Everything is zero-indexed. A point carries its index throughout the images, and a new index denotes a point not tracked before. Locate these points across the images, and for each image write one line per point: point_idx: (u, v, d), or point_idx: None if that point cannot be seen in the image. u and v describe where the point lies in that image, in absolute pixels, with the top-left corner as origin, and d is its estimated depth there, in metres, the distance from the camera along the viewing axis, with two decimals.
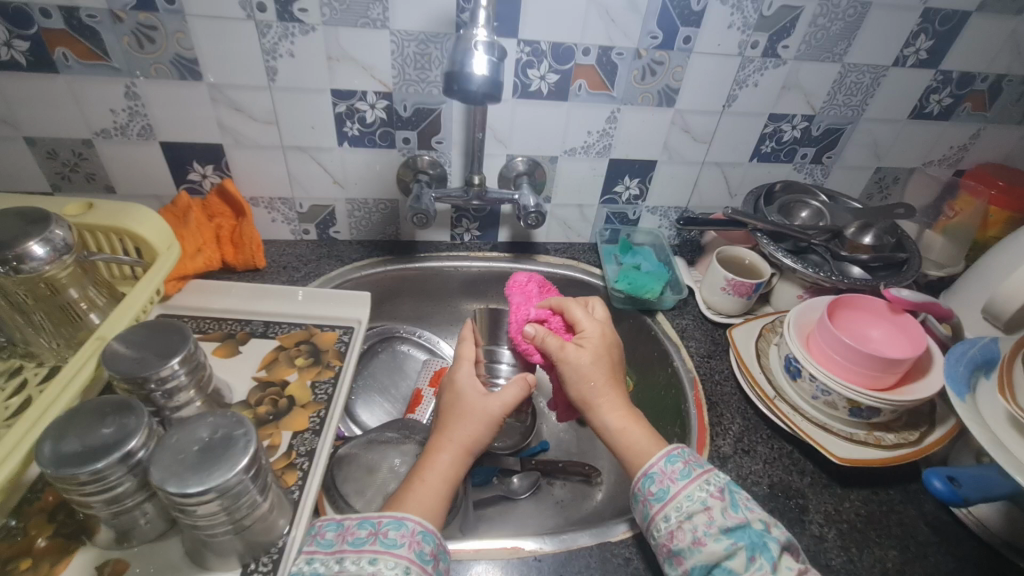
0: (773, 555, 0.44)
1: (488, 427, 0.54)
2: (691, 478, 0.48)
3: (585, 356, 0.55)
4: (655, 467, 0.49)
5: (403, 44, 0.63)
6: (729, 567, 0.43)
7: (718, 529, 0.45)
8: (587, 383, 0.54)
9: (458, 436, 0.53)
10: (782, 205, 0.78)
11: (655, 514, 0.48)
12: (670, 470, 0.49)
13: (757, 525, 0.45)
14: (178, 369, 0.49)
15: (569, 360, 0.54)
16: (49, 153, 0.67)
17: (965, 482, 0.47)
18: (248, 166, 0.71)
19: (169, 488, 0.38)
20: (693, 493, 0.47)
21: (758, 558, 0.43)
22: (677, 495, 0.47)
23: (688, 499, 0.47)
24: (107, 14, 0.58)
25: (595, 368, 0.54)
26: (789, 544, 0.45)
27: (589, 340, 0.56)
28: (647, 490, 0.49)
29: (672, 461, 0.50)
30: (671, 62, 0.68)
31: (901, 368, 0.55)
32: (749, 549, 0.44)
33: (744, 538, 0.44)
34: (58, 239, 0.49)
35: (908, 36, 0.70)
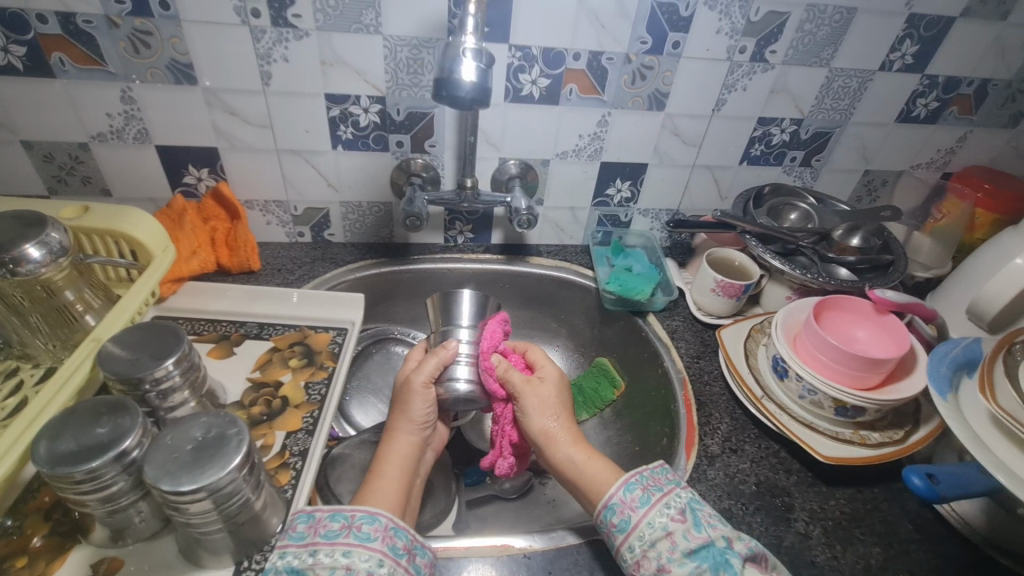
0: (737, 572, 0.44)
1: (422, 399, 0.56)
2: (651, 503, 0.48)
3: (545, 391, 0.59)
4: (615, 497, 0.49)
5: (396, 49, 0.64)
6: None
7: (681, 552, 0.45)
8: (545, 421, 0.57)
9: (402, 415, 0.56)
10: (771, 208, 0.79)
11: (620, 543, 0.48)
12: (630, 498, 0.49)
13: (719, 543, 0.46)
14: (173, 369, 0.50)
15: (531, 392, 0.58)
16: (46, 157, 0.68)
17: (943, 479, 0.48)
18: (242, 169, 0.72)
19: (163, 486, 0.39)
20: (655, 518, 0.47)
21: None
22: (638, 523, 0.47)
23: (649, 527, 0.47)
24: (103, 19, 0.59)
25: (557, 404, 0.58)
26: (755, 556, 0.46)
27: (550, 379, 0.60)
28: (610, 519, 0.49)
29: (631, 488, 0.50)
30: (660, 66, 0.69)
31: (886, 368, 0.56)
32: (714, 570, 0.44)
33: (708, 559, 0.44)
34: (54, 242, 0.50)
35: (894, 41, 0.71)
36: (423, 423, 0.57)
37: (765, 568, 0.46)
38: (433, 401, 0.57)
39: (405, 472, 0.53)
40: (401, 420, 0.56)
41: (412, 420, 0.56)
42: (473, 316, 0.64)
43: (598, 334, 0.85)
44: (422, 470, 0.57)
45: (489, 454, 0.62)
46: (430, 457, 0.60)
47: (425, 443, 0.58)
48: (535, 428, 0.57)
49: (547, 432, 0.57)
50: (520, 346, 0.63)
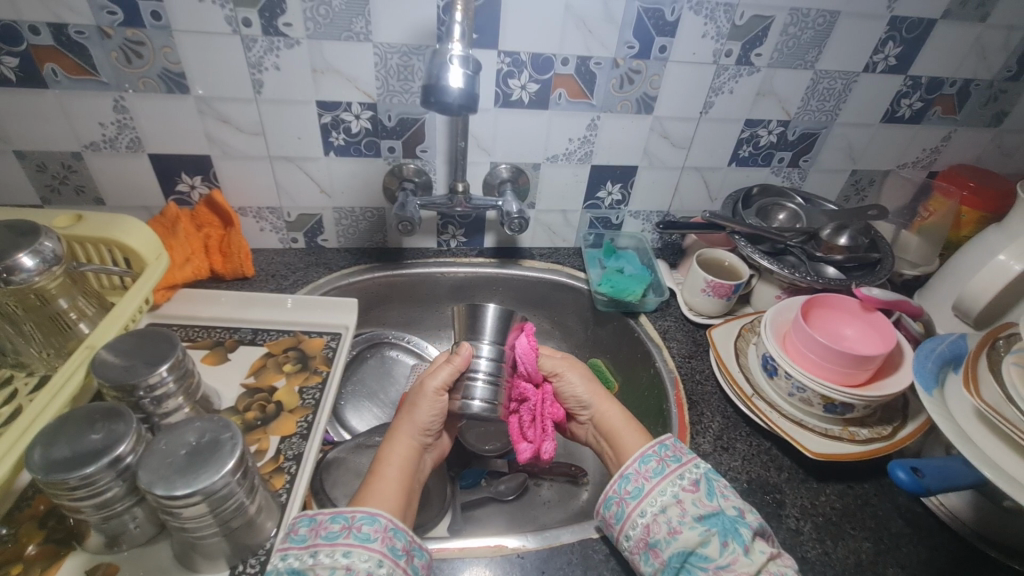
0: (745, 539, 0.45)
1: (431, 405, 0.56)
2: (664, 474, 0.50)
3: (581, 369, 0.64)
4: (631, 467, 0.52)
5: (386, 56, 0.65)
6: (705, 553, 0.45)
7: (692, 517, 0.47)
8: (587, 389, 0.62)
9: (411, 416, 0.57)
10: (760, 208, 0.80)
11: (630, 512, 0.49)
12: (644, 469, 0.51)
13: (729, 511, 0.47)
14: (167, 376, 0.50)
15: (570, 368, 0.64)
16: (38, 167, 0.68)
17: (928, 473, 0.48)
18: (236, 176, 0.73)
19: (157, 491, 0.39)
20: (666, 488, 0.49)
21: (731, 542, 0.45)
22: (651, 491, 0.49)
23: (661, 494, 0.49)
24: (95, 30, 0.59)
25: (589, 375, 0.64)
26: (763, 531, 0.47)
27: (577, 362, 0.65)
28: (622, 490, 0.51)
29: (646, 460, 0.52)
30: (648, 70, 0.70)
31: (873, 365, 0.57)
32: (722, 534, 0.46)
33: (717, 524, 0.46)
34: (47, 250, 0.50)
35: (877, 44, 0.72)
36: (425, 428, 0.57)
37: (772, 555, 0.45)
38: (440, 408, 0.56)
39: (401, 472, 0.53)
40: (406, 424, 0.56)
41: (417, 425, 0.56)
42: (499, 331, 0.58)
43: (592, 335, 0.86)
44: (422, 474, 0.57)
45: (524, 446, 0.59)
46: (429, 463, 0.60)
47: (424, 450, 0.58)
48: (581, 394, 0.62)
49: (595, 395, 0.62)
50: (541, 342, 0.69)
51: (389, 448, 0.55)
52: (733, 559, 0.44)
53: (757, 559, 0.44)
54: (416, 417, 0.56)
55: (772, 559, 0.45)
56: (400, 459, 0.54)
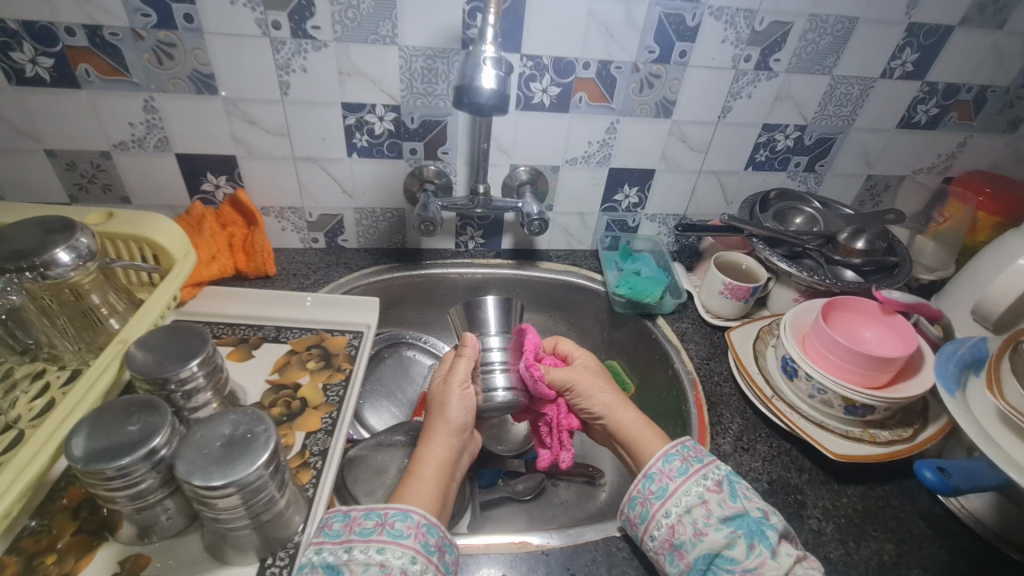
0: (771, 541, 0.46)
1: (458, 400, 0.57)
2: (688, 474, 0.50)
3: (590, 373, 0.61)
4: (655, 466, 0.52)
5: (411, 59, 0.66)
6: (731, 555, 0.45)
7: (717, 518, 0.47)
8: (604, 396, 0.60)
9: (442, 419, 0.57)
10: (777, 212, 0.80)
11: (655, 513, 0.49)
12: (668, 468, 0.51)
13: (755, 513, 0.48)
14: (197, 371, 0.51)
15: (578, 378, 0.60)
16: (68, 165, 0.69)
17: (954, 473, 0.49)
18: (260, 176, 0.74)
19: (195, 481, 0.40)
20: (691, 488, 0.49)
21: (758, 545, 0.46)
22: (676, 491, 0.50)
23: (686, 494, 0.49)
24: (129, 32, 0.60)
25: (608, 383, 0.62)
26: (787, 533, 0.48)
27: (590, 365, 0.63)
28: (646, 489, 0.51)
29: (669, 459, 0.52)
30: (667, 75, 0.71)
31: (894, 366, 0.57)
32: (748, 536, 0.46)
33: (743, 526, 0.47)
34: (83, 246, 0.51)
35: (894, 50, 0.73)
36: (462, 425, 0.57)
37: (799, 558, 0.46)
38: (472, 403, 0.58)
39: (440, 472, 0.54)
40: (438, 422, 0.57)
41: (448, 422, 0.56)
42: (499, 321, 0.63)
43: (609, 337, 0.86)
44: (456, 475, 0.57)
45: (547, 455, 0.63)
46: (466, 463, 0.60)
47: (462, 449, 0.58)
48: (596, 405, 0.60)
49: (605, 408, 0.60)
50: (552, 340, 0.66)
51: (427, 450, 0.55)
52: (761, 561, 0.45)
53: (784, 562, 0.45)
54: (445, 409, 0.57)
55: (800, 562, 0.45)
56: (439, 462, 0.54)
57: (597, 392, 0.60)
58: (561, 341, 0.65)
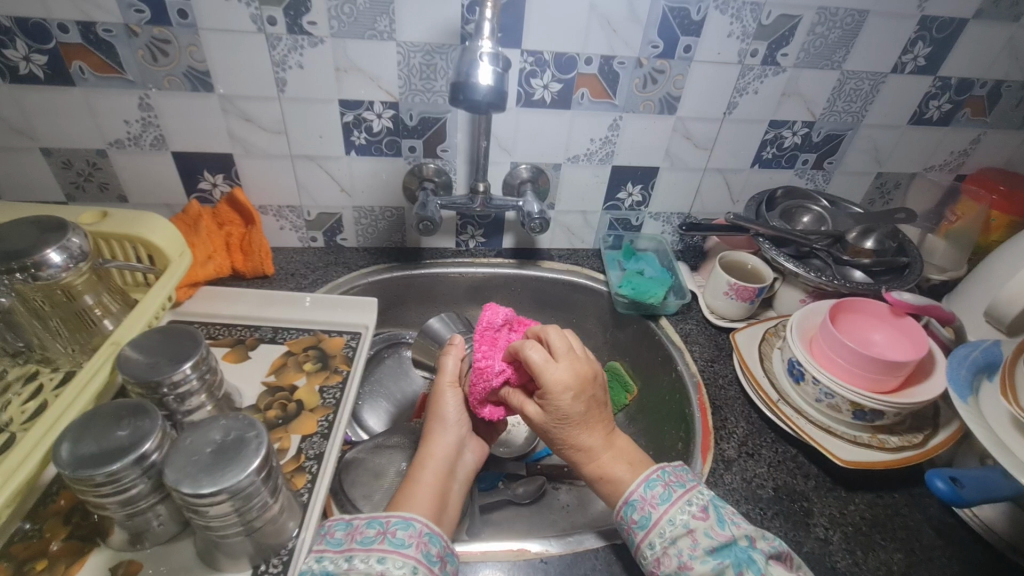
0: (760, 568, 0.44)
1: (454, 399, 0.58)
2: (672, 501, 0.48)
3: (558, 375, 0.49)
4: (636, 494, 0.49)
5: (409, 55, 0.65)
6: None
7: (703, 549, 0.45)
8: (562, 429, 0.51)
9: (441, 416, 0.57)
10: (784, 211, 0.78)
11: (640, 542, 0.48)
12: (650, 496, 0.49)
13: (740, 540, 0.46)
14: (190, 374, 0.50)
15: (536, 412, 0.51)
16: (64, 164, 0.68)
17: (967, 484, 0.47)
18: (257, 175, 0.73)
19: (183, 489, 0.39)
20: (676, 516, 0.48)
21: (747, 574, 0.44)
22: (660, 520, 0.48)
23: (670, 524, 0.47)
24: (123, 28, 0.59)
25: (570, 416, 0.50)
26: (778, 554, 0.46)
27: (553, 398, 0.49)
28: (629, 517, 0.49)
29: (651, 485, 0.50)
30: (671, 70, 0.70)
31: (904, 371, 0.55)
32: (736, 565, 0.44)
33: (730, 556, 0.45)
34: (75, 247, 0.50)
35: (906, 43, 0.71)
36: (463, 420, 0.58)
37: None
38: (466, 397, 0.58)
39: (433, 471, 0.53)
40: (436, 423, 0.57)
41: (446, 422, 0.57)
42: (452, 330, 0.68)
43: (611, 337, 0.85)
44: (461, 475, 0.56)
45: None
46: (470, 463, 0.58)
47: (462, 444, 0.57)
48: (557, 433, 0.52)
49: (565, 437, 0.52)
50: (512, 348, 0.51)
51: (426, 453, 0.55)
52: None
53: None
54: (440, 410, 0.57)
55: None
56: (434, 463, 0.54)
57: (559, 423, 0.50)
58: (523, 351, 0.50)
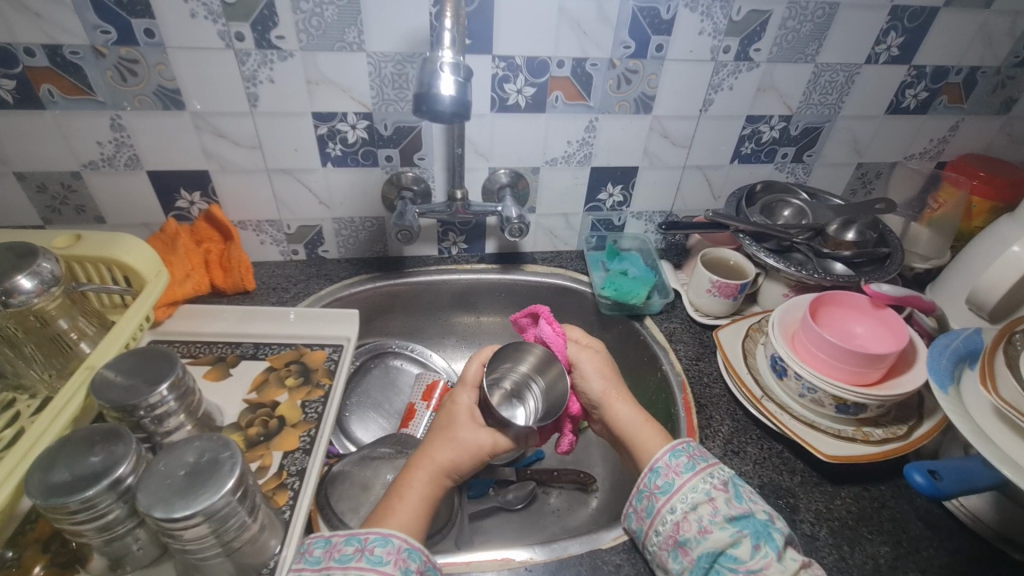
0: (777, 544, 0.45)
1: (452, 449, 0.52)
2: (695, 471, 0.50)
3: (599, 356, 0.60)
4: (661, 461, 0.51)
5: (380, 65, 0.65)
6: (736, 555, 0.45)
7: (723, 516, 0.46)
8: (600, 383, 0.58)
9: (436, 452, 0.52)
10: (765, 205, 0.79)
11: (661, 507, 0.49)
12: (674, 463, 0.51)
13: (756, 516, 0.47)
14: (167, 395, 0.50)
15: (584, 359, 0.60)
16: (39, 188, 0.68)
17: (946, 476, 0.47)
18: (234, 190, 0.73)
19: (155, 513, 0.38)
20: (698, 484, 0.49)
21: (764, 546, 0.45)
22: (683, 487, 0.49)
23: (692, 491, 0.49)
24: (89, 50, 0.59)
25: (606, 366, 0.60)
26: (792, 538, 0.47)
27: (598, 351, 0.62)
28: (652, 484, 0.50)
29: (677, 454, 0.51)
30: (645, 70, 0.69)
31: (885, 363, 0.55)
32: (754, 537, 0.45)
33: (749, 526, 0.46)
34: (46, 272, 0.50)
35: (878, 34, 0.71)
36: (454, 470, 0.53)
37: (805, 563, 0.45)
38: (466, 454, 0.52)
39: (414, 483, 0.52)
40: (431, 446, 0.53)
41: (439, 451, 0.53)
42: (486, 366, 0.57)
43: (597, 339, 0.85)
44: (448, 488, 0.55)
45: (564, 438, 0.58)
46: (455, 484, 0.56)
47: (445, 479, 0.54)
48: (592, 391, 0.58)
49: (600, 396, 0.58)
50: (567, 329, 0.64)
51: (425, 452, 0.53)
52: (766, 563, 0.44)
53: (790, 566, 0.44)
54: (463, 441, 0.53)
55: (805, 568, 0.44)
56: (429, 463, 0.52)
57: (601, 374, 0.59)
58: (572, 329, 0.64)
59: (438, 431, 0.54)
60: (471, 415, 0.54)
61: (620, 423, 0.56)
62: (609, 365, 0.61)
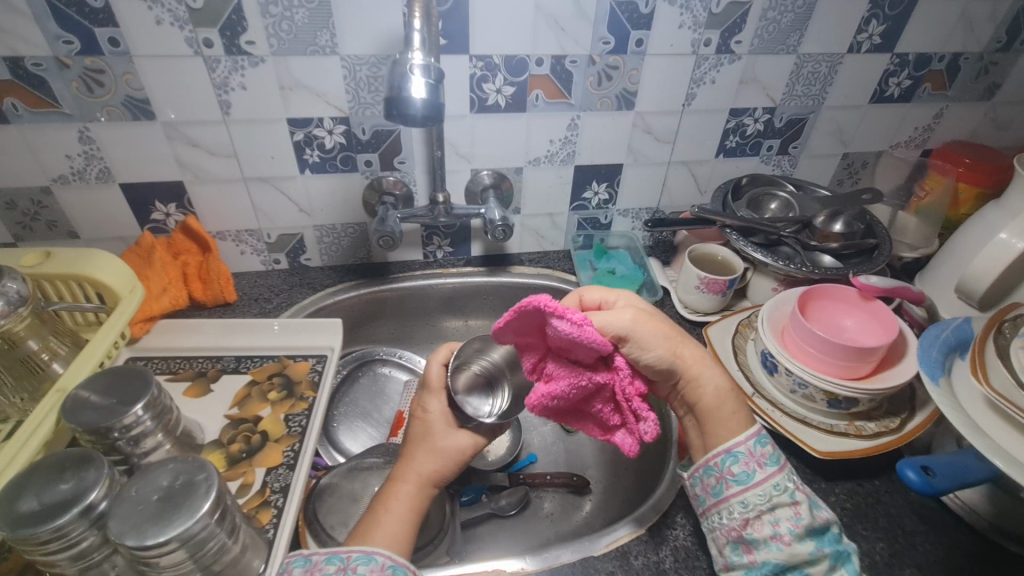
0: (852, 565, 0.45)
1: (433, 459, 0.51)
2: (780, 468, 0.48)
3: (644, 315, 0.49)
4: (744, 447, 0.49)
5: (354, 68, 0.63)
6: (807, 569, 0.45)
7: (804, 527, 0.46)
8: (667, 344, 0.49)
9: (417, 464, 0.51)
10: (751, 199, 0.78)
11: (731, 494, 0.48)
12: (759, 453, 0.49)
13: (832, 528, 0.47)
14: (143, 415, 0.49)
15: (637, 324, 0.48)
16: (8, 204, 0.66)
17: (939, 472, 0.46)
18: (211, 201, 0.71)
19: (127, 542, 0.37)
20: (781, 484, 0.47)
21: (839, 568, 0.45)
22: (763, 482, 0.48)
23: (774, 489, 0.47)
24: (52, 61, 0.57)
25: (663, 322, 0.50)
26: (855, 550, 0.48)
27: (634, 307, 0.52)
28: (728, 468, 0.49)
29: (762, 444, 0.49)
30: (625, 65, 0.68)
31: (876, 357, 0.54)
32: (833, 557, 0.45)
33: (828, 544, 0.46)
34: (12, 292, 0.48)
35: (860, 23, 0.70)
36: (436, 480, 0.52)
37: None
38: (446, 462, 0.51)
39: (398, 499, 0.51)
40: (410, 459, 0.51)
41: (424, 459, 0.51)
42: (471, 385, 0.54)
43: None
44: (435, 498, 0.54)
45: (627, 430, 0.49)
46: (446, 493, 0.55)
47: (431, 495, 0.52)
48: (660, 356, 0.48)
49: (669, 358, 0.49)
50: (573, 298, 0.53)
51: (408, 465, 0.51)
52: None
53: None
54: (445, 449, 0.51)
55: None
56: (417, 476, 0.51)
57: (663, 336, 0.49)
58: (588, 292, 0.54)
59: (415, 443, 0.52)
60: (446, 422, 0.52)
61: (700, 393, 0.51)
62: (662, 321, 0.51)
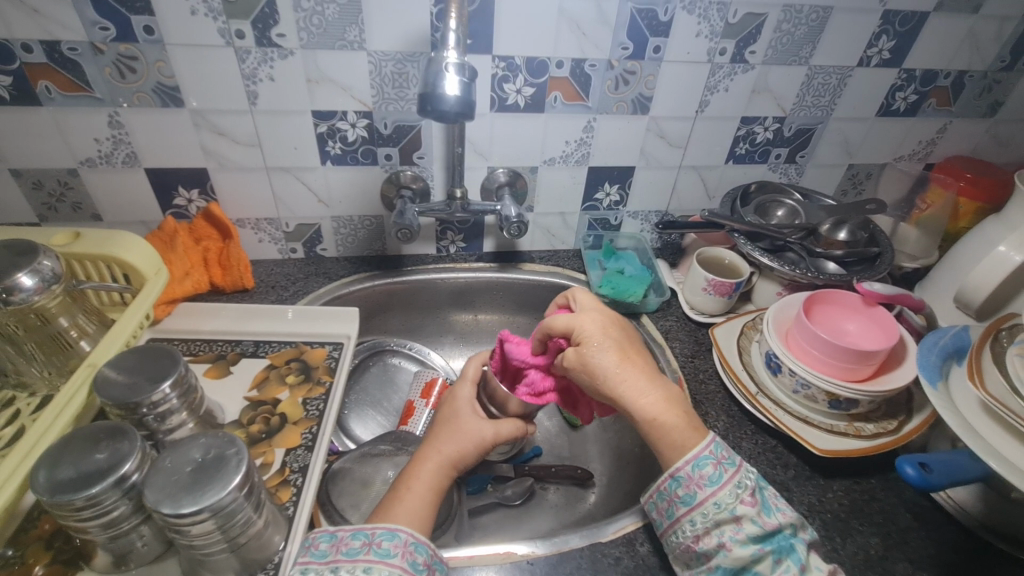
0: (800, 556, 0.46)
1: (455, 440, 0.54)
2: (721, 483, 0.48)
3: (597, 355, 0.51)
4: (683, 471, 0.49)
5: (380, 64, 0.65)
6: (756, 570, 0.46)
7: (746, 535, 0.46)
8: (608, 381, 0.50)
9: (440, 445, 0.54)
10: (758, 205, 0.80)
11: (681, 516, 0.49)
12: (698, 475, 0.49)
13: (783, 527, 0.48)
14: (170, 393, 0.50)
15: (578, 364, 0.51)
16: (35, 184, 0.68)
17: (936, 469, 0.48)
18: (234, 189, 0.73)
19: (163, 509, 0.39)
20: (722, 499, 0.48)
21: (784, 560, 0.46)
22: (705, 501, 0.48)
23: (716, 506, 0.48)
24: (88, 46, 0.59)
25: (607, 361, 0.51)
26: (813, 543, 0.49)
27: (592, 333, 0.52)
28: (673, 492, 0.50)
29: (702, 465, 0.49)
30: (643, 71, 0.70)
31: (876, 360, 0.56)
32: (777, 552, 0.46)
33: (773, 543, 0.46)
34: (46, 269, 0.50)
35: (870, 38, 0.73)
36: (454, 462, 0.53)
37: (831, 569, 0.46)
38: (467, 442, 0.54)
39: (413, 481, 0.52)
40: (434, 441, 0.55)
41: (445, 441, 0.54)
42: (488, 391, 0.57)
43: None
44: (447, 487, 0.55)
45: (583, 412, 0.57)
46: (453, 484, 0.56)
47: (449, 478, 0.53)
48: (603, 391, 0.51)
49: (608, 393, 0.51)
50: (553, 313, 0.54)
51: (430, 445, 0.55)
52: None
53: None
54: (465, 431, 0.55)
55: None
56: (438, 455, 0.53)
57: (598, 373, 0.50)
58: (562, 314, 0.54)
59: (443, 424, 0.56)
60: (472, 408, 0.56)
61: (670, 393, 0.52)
62: (610, 352, 0.51)
